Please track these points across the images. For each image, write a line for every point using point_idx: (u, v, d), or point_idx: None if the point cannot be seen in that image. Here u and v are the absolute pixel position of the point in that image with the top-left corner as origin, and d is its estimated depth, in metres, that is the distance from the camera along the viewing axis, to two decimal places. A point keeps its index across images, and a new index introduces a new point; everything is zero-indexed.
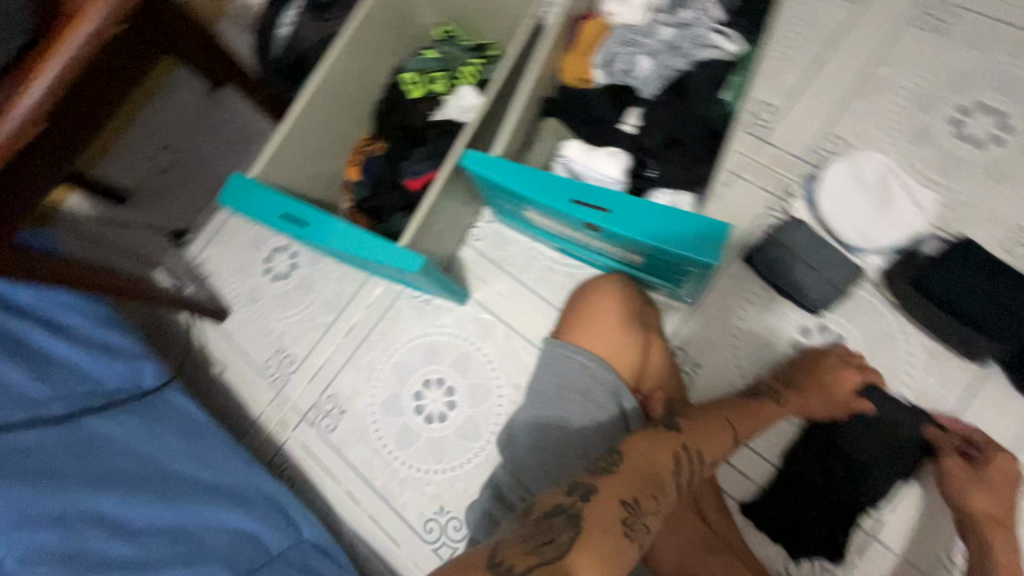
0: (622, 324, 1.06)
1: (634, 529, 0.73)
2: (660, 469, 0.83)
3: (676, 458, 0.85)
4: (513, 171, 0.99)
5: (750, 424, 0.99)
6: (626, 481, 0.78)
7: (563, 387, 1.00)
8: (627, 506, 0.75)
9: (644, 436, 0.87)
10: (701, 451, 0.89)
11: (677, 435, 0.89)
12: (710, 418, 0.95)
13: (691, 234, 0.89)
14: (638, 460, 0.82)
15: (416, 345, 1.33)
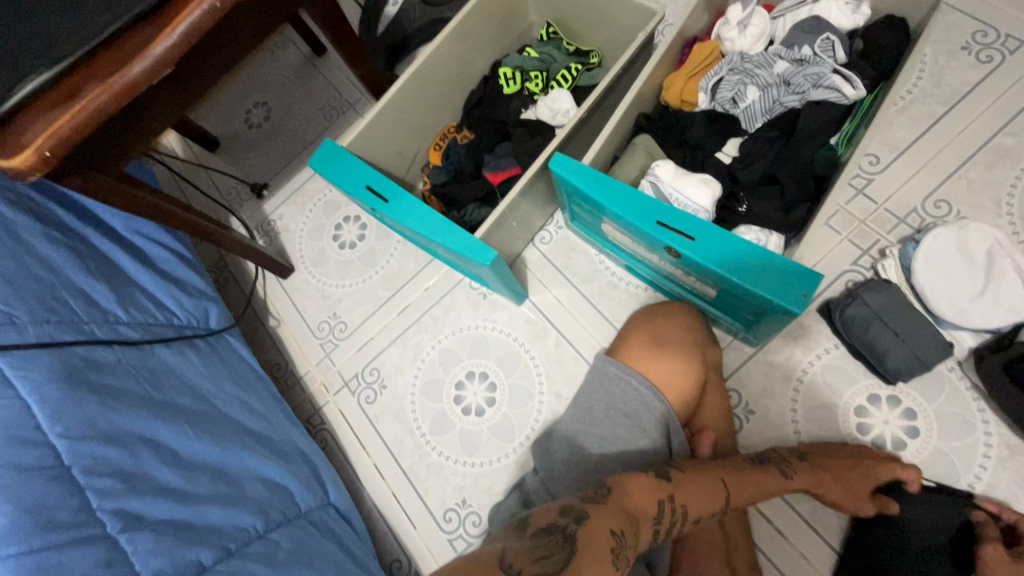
0: (683, 357, 0.99)
1: (619, 562, 0.63)
2: (643, 514, 0.72)
3: (660, 507, 0.74)
4: (602, 183, 0.98)
5: (753, 486, 0.86)
6: (612, 514, 0.68)
7: (607, 408, 0.94)
8: (615, 538, 0.65)
9: (632, 476, 0.76)
10: (690, 507, 0.76)
11: (666, 483, 0.77)
12: (708, 472, 0.82)
13: (775, 280, 0.86)
14: (624, 501, 0.72)
15: (465, 335, 1.33)
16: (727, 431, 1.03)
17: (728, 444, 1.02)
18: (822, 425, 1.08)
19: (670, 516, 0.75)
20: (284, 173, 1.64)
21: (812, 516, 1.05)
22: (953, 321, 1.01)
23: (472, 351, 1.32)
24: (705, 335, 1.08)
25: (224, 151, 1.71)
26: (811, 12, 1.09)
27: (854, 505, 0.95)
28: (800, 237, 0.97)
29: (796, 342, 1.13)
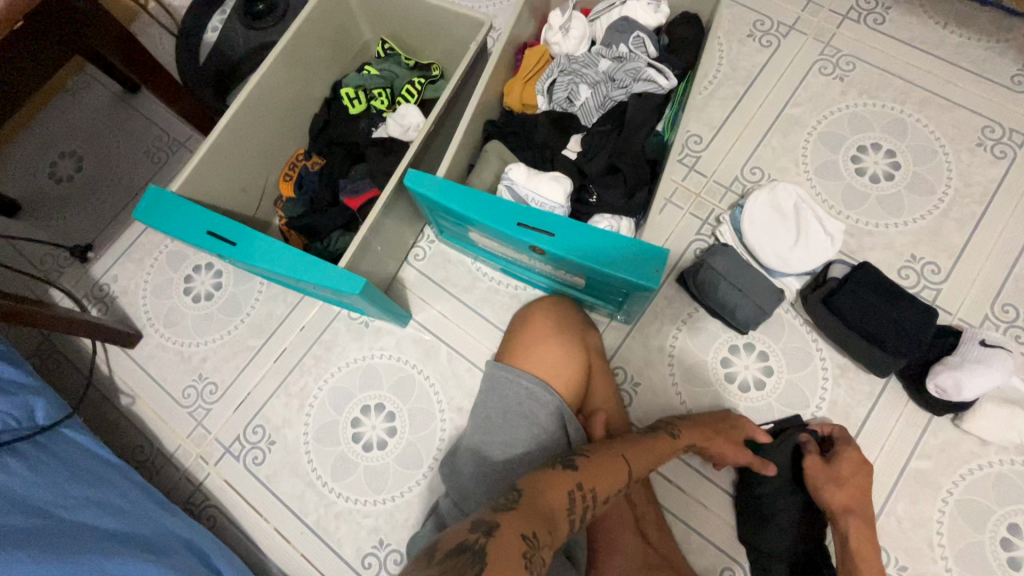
0: (569, 349, 1.03)
1: (535, 563, 0.63)
2: (558, 508, 0.73)
3: (573, 497, 0.76)
4: (460, 193, 0.98)
5: (647, 457, 0.92)
6: (524, 517, 0.69)
7: (504, 413, 0.95)
8: (529, 540, 0.65)
9: (539, 476, 0.77)
10: (601, 489, 0.80)
11: (574, 472, 0.79)
12: (610, 453, 0.86)
13: (630, 261, 0.91)
14: (536, 500, 0.72)
15: (354, 371, 1.27)
16: (620, 410, 1.10)
17: (622, 422, 1.08)
18: (697, 383, 1.19)
19: (584, 503, 0.77)
20: (110, 229, 1.44)
21: (704, 466, 1.15)
22: (780, 269, 1.16)
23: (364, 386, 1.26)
24: (584, 324, 1.13)
25: (27, 213, 1.46)
26: (621, 14, 1.19)
27: (735, 453, 1.05)
28: (646, 218, 1.05)
29: (664, 312, 1.24)
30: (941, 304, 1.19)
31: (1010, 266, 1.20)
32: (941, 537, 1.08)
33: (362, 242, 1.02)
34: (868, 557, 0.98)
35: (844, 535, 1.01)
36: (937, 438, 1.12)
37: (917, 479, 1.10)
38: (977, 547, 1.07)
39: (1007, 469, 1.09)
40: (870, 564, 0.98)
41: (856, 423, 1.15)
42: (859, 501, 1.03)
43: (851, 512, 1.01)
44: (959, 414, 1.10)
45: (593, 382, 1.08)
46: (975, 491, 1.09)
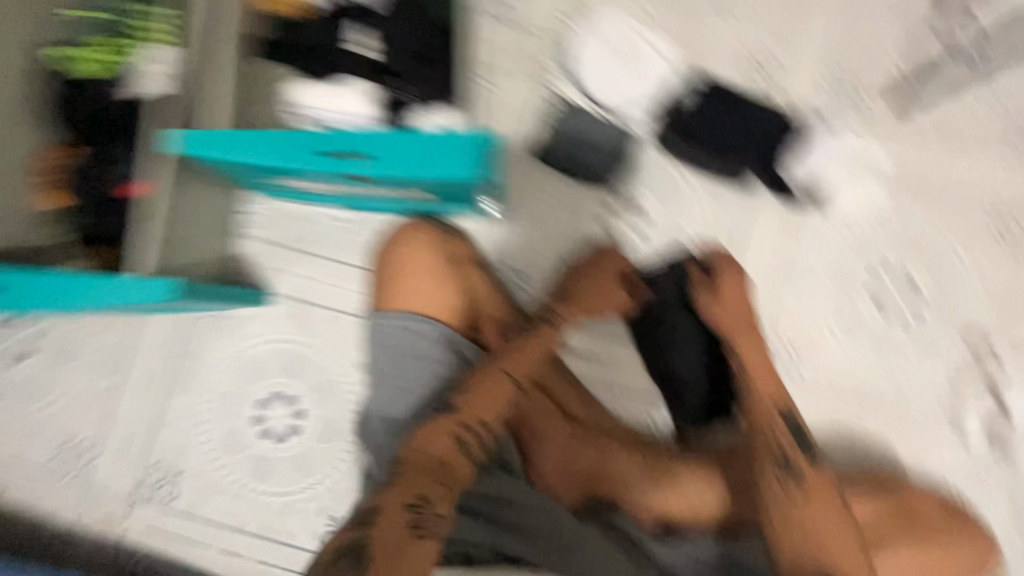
0: (432, 265, 0.99)
1: (427, 531, 0.70)
2: (447, 460, 0.79)
3: (459, 446, 0.81)
4: (228, 138, 0.87)
5: (518, 358, 0.91)
6: (406, 488, 0.74)
7: (394, 364, 0.94)
8: (420, 508, 0.72)
9: (419, 435, 0.81)
10: (484, 420, 0.85)
11: (451, 420, 0.83)
12: (484, 379, 0.88)
13: (454, 150, 0.91)
14: (420, 463, 0.77)
15: (242, 373, 1.13)
16: (513, 290, 1.08)
17: (511, 315, 1.01)
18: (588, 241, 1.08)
19: (472, 444, 0.82)
20: None
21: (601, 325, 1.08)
22: (626, 111, 1.05)
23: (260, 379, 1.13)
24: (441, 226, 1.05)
25: None
26: None
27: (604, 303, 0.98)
28: None
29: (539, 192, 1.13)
30: (782, 89, 1.07)
31: (852, 21, 1.08)
32: (825, 310, 1.07)
33: (176, 228, 0.91)
34: (763, 361, 0.94)
35: (733, 348, 0.95)
36: (859, 218, 1.06)
37: (799, 269, 1.07)
38: (858, 309, 1.06)
39: (883, 230, 1.06)
40: (762, 368, 0.94)
41: (729, 237, 1.08)
42: (760, 310, 0.97)
43: (745, 318, 0.96)
44: (822, 194, 1.05)
45: (467, 285, 1.00)
46: (850, 261, 1.06)
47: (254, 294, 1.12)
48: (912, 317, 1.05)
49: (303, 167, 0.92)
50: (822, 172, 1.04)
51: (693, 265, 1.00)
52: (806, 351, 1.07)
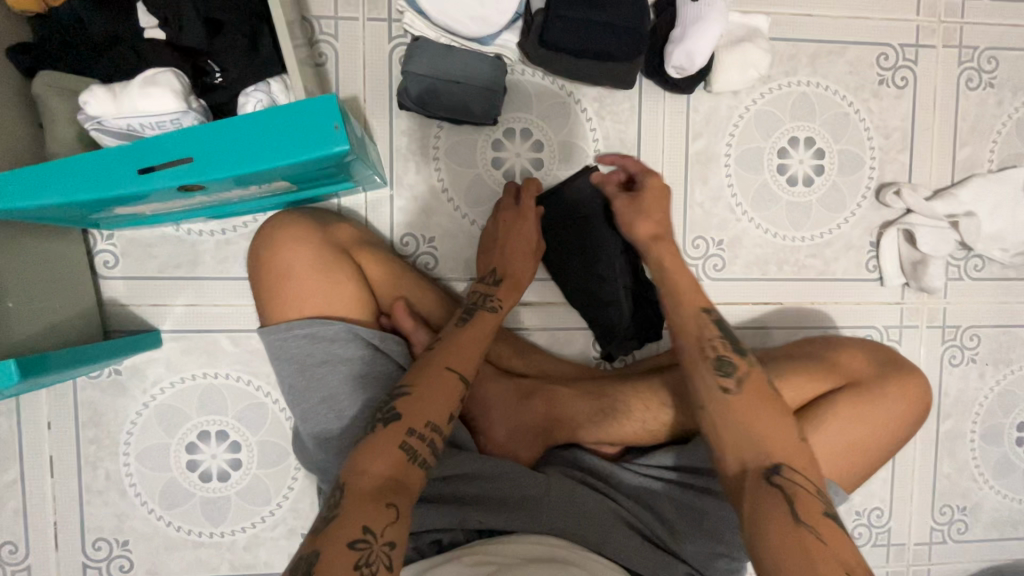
0: (309, 255, 0.62)
1: (375, 563, 0.45)
2: (400, 476, 0.50)
3: (408, 445, 0.52)
4: (138, 151, 0.51)
5: (509, 427, 0.69)
6: (360, 506, 0.47)
7: (303, 376, 0.61)
8: (391, 510, 0.48)
9: (370, 440, 0.52)
10: (437, 419, 0.55)
11: (398, 424, 0.53)
12: (437, 373, 0.57)
13: (289, 131, 0.51)
14: (358, 493, 0.48)
15: (125, 394, 0.74)
16: (548, 360, 0.76)
17: (532, 271, 0.72)
18: (662, 363, 0.78)
19: (431, 440, 0.54)
20: None
21: None
22: None
23: (150, 411, 0.75)
24: (484, 242, 0.74)
25: None
26: None
27: (648, 423, 0.70)
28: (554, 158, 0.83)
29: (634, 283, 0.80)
30: None
31: None
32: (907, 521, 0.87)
33: (174, 229, 0.73)
34: (757, 415, 0.57)
35: (756, 450, 0.55)
36: (976, 440, 0.87)
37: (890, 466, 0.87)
38: (949, 494, 0.87)
39: (1003, 401, 0.88)
40: (773, 426, 0.56)
41: None
42: (887, 429, 0.65)
43: (758, 376, 0.60)
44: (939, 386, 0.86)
45: (500, 242, 0.71)
46: (953, 453, 0.87)
47: (159, 346, 0.74)
48: (1006, 468, 0.88)
49: (255, 176, 0.54)
50: (940, 355, 0.85)
51: (700, 302, 0.65)
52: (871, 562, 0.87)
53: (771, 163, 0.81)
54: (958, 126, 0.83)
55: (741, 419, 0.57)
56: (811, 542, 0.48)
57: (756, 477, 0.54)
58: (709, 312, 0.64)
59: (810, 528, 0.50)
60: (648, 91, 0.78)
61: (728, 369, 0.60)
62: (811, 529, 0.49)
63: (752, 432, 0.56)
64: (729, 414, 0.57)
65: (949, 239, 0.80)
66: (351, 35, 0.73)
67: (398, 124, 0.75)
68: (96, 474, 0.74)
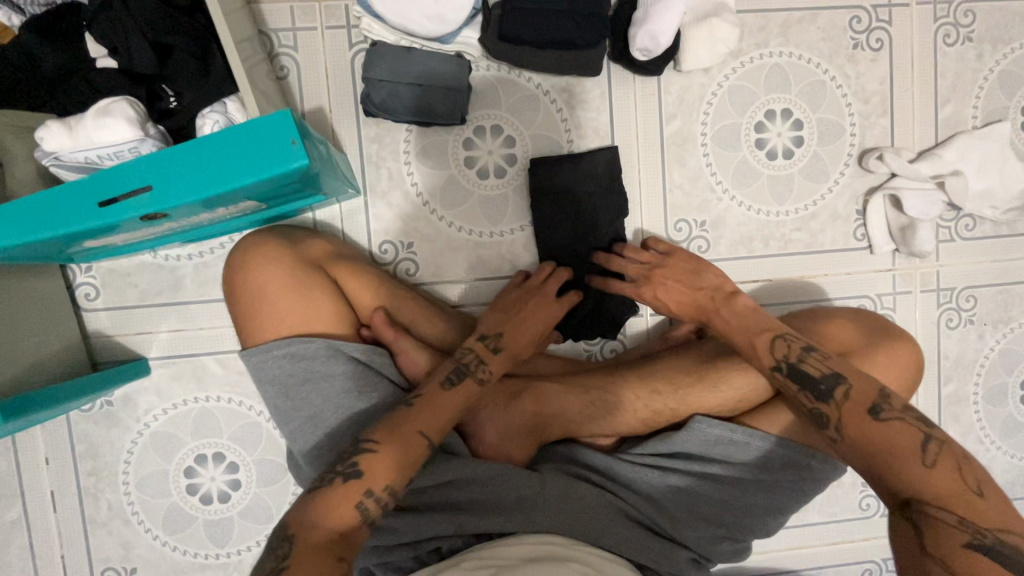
0: (283, 274, 0.63)
1: None
2: (351, 533, 0.51)
3: (363, 507, 0.52)
4: (98, 184, 0.51)
5: (500, 428, 0.69)
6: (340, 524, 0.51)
7: (288, 397, 0.62)
8: (340, 566, 0.49)
9: (324, 492, 0.52)
10: (398, 484, 0.54)
11: (358, 483, 0.52)
12: (407, 435, 0.56)
13: (249, 148, 0.50)
14: (307, 547, 0.48)
15: (119, 424, 0.74)
16: (534, 358, 0.76)
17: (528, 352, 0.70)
18: (652, 350, 0.77)
19: (385, 501, 0.54)
20: None
21: None
22: None
23: (146, 439, 0.75)
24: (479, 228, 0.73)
25: None
26: None
27: (640, 410, 0.70)
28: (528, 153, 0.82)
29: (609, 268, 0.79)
30: None
31: None
32: None
33: (152, 256, 0.73)
34: (900, 451, 0.52)
35: (887, 489, 0.53)
36: (979, 402, 0.86)
37: None
38: None
39: (1007, 361, 0.86)
40: (898, 461, 0.52)
41: None
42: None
43: (854, 407, 0.56)
44: (940, 350, 0.85)
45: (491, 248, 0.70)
46: (958, 416, 0.86)
47: (148, 373, 0.74)
48: (1014, 428, 0.87)
49: (222, 197, 0.54)
50: (937, 319, 0.84)
51: (767, 359, 0.63)
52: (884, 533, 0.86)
53: (749, 138, 0.80)
54: (939, 84, 0.81)
55: (873, 462, 0.53)
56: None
57: (893, 512, 0.53)
58: (780, 364, 0.62)
59: (935, 558, 0.48)
60: (617, 76, 0.77)
61: (821, 420, 0.57)
62: (936, 560, 0.48)
63: (890, 478, 0.52)
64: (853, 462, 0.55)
65: (936, 201, 0.78)
66: (310, 45, 0.73)
67: (366, 131, 0.74)
68: (98, 506, 0.75)
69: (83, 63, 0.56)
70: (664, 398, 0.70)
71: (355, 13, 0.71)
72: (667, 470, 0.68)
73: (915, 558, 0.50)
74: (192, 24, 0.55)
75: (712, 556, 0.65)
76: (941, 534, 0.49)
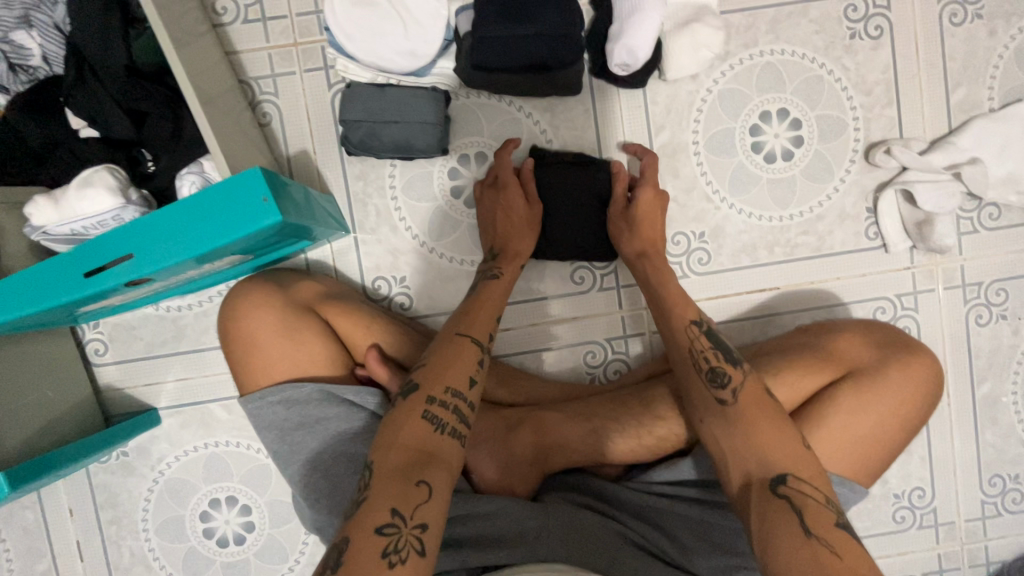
0: (272, 319, 0.64)
1: (418, 520, 0.47)
2: (431, 448, 0.51)
3: (431, 415, 0.53)
4: (83, 256, 0.52)
5: (500, 462, 0.68)
6: (420, 438, 0.52)
7: (285, 441, 0.62)
8: (422, 488, 0.48)
9: (395, 414, 0.54)
10: (457, 386, 0.56)
11: (419, 394, 0.54)
12: (451, 342, 0.59)
13: (230, 207, 0.50)
14: (387, 471, 0.49)
15: (135, 473, 0.76)
16: (534, 383, 0.75)
17: (530, 245, 0.71)
18: (656, 371, 0.75)
19: (454, 409, 0.55)
20: None
21: None
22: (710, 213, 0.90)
23: (161, 486, 0.77)
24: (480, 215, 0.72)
25: None
26: None
27: (643, 436, 0.68)
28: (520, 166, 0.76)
29: (599, 286, 0.78)
30: None
31: None
32: (957, 497, 0.81)
33: (154, 309, 0.75)
34: (767, 421, 0.56)
35: (762, 462, 0.54)
36: (1020, 401, 0.80)
37: (931, 442, 0.80)
38: (1000, 461, 0.81)
39: None
40: (773, 434, 0.55)
41: None
42: (893, 415, 0.63)
43: (756, 381, 0.59)
44: (972, 350, 0.79)
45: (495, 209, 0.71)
46: (997, 418, 0.80)
47: (159, 422, 0.76)
48: None
49: (209, 255, 0.54)
50: (965, 317, 0.79)
51: (690, 313, 0.66)
52: (923, 544, 0.81)
53: (744, 142, 0.76)
54: (948, 68, 0.76)
55: (754, 431, 0.56)
56: (828, 556, 0.47)
57: (761, 487, 0.53)
58: (701, 322, 0.65)
59: (820, 540, 0.48)
60: (600, 91, 0.75)
61: (722, 379, 0.60)
62: (821, 539, 0.48)
63: (764, 449, 0.54)
64: (733, 427, 0.56)
65: (953, 192, 0.73)
66: (290, 89, 0.73)
67: (351, 169, 0.74)
68: (121, 553, 0.77)
69: (67, 135, 0.58)
70: (667, 424, 0.68)
71: (330, 54, 0.71)
72: (676, 498, 0.66)
73: (798, 535, 0.48)
74: (164, 88, 0.56)
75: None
76: (816, 512, 0.50)
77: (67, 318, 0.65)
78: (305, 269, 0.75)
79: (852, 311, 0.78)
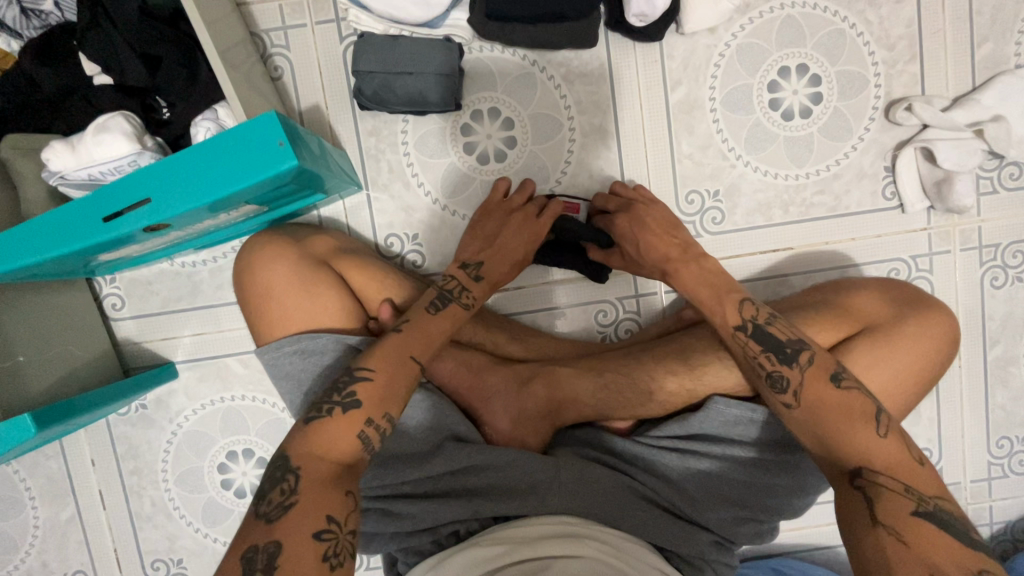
0: (284, 272, 0.64)
1: (346, 532, 0.48)
2: (354, 463, 0.52)
3: (365, 435, 0.53)
4: (101, 199, 0.52)
5: (512, 415, 0.69)
6: (348, 450, 0.52)
7: (302, 391, 0.63)
8: (350, 498, 0.50)
9: (325, 422, 0.53)
10: (394, 409, 0.55)
11: (358, 411, 0.53)
12: (398, 359, 0.57)
13: (245, 154, 0.50)
14: (315, 481, 0.49)
15: (154, 425, 0.78)
16: (545, 339, 0.76)
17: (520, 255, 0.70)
18: (666, 329, 0.75)
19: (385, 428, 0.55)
20: None
21: None
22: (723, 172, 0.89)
23: (180, 437, 0.78)
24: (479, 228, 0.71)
25: None
26: None
27: (655, 391, 0.69)
28: (535, 121, 0.75)
29: None
30: None
31: None
32: (965, 458, 0.81)
33: (169, 263, 0.75)
34: (850, 416, 0.53)
35: (836, 454, 0.53)
36: None
37: (942, 404, 0.80)
38: (1009, 422, 0.81)
39: None
40: (855, 422, 0.53)
41: None
42: (908, 372, 0.63)
43: (817, 372, 0.56)
44: (986, 312, 0.79)
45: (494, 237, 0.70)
46: (1008, 379, 0.80)
47: (176, 376, 0.77)
48: None
49: (223, 202, 0.54)
50: (980, 279, 0.78)
51: (734, 319, 0.61)
52: None
53: (762, 99, 0.75)
54: (975, 22, 0.74)
55: (827, 429, 0.54)
56: (895, 545, 0.48)
57: (837, 478, 0.53)
58: (745, 325, 0.60)
59: (889, 528, 0.48)
60: (616, 45, 0.73)
61: (781, 383, 0.57)
62: (889, 530, 0.48)
63: (843, 446, 0.53)
64: (806, 428, 0.55)
65: (975, 149, 0.72)
66: (301, 42, 0.72)
67: (363, 125, 0.74)
68: (142, 501, 0.79)
69: (83, 83, 0.59)
70: (678, 379, 0.68)
71: (342, 5, 0.70)
72: (687, 453, 0.66)
73: (865, 523, 0.50)
74: (175, 32, 0.57)
75: (735, 537, 0.64)
76: (890, 502, 0.49)
77: (86, 267, 0.66)
78: (318, 224, 0.75)
79: (866, 272, 0.78)
